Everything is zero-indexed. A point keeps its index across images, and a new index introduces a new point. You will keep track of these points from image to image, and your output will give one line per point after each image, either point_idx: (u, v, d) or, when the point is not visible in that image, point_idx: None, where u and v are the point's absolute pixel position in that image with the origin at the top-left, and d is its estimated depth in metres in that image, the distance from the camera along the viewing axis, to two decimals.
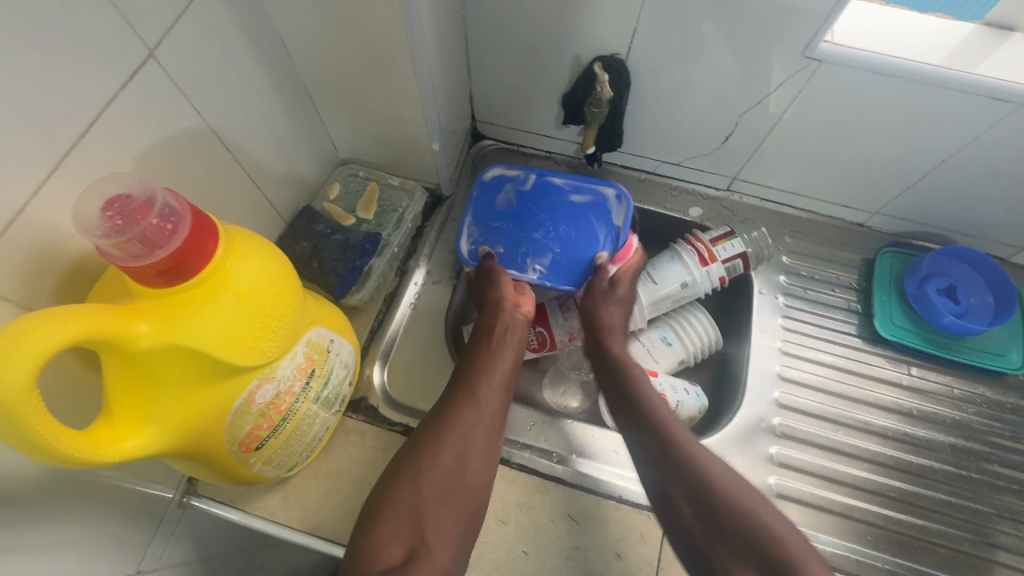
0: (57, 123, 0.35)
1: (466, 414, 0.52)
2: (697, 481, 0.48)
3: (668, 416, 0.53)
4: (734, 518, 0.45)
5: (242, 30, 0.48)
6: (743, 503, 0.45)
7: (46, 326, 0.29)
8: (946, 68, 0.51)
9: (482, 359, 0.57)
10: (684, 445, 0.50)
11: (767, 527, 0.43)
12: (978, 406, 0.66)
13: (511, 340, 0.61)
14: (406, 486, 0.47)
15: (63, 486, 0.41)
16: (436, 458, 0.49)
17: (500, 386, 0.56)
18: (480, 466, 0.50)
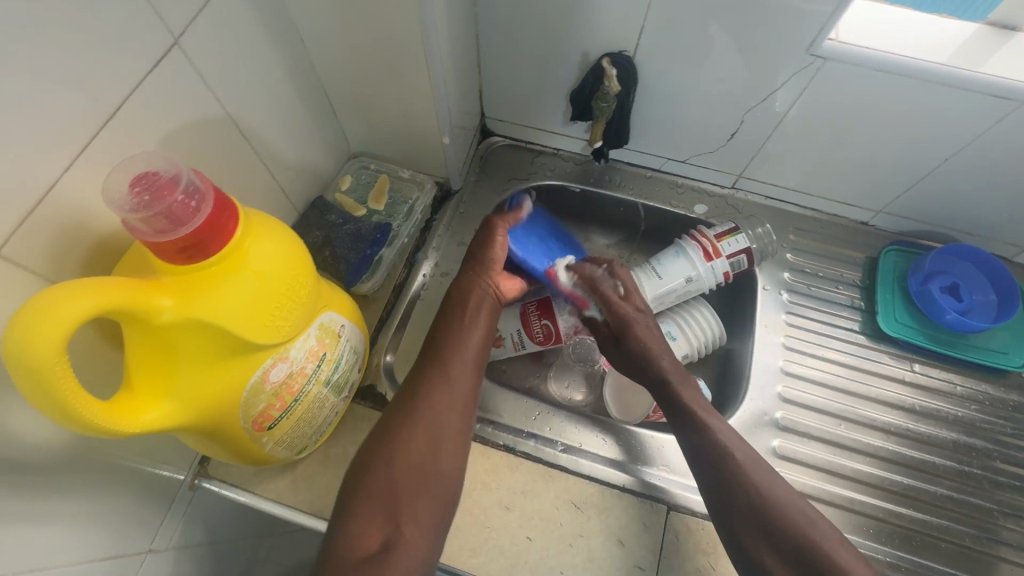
0: (86, 106, 0.36)
1: (436, 394, 0.51)
2: (757, 507, 0.47)
3: (722, 430, 0.52)
4: (799, 545, 0.45)
5: (261, 23, 0.49)
6: (805, 529, 0.45)
7: (75, 295, 0.30)
8: (949, 66, 0.52)
9: (452, 336, 0.55)
10: (738, 467, 0.49)
11: (834, 558, 0.44)
12: (981, 404, 0.66)
13: (482, 312, 0.57)
14: (380, 473, 0.46)
15: (81, 461, 0.42)
16: (410, 444, 0.48)
17: (471, 365, 0.54)
18: (453, 448, 0.49)
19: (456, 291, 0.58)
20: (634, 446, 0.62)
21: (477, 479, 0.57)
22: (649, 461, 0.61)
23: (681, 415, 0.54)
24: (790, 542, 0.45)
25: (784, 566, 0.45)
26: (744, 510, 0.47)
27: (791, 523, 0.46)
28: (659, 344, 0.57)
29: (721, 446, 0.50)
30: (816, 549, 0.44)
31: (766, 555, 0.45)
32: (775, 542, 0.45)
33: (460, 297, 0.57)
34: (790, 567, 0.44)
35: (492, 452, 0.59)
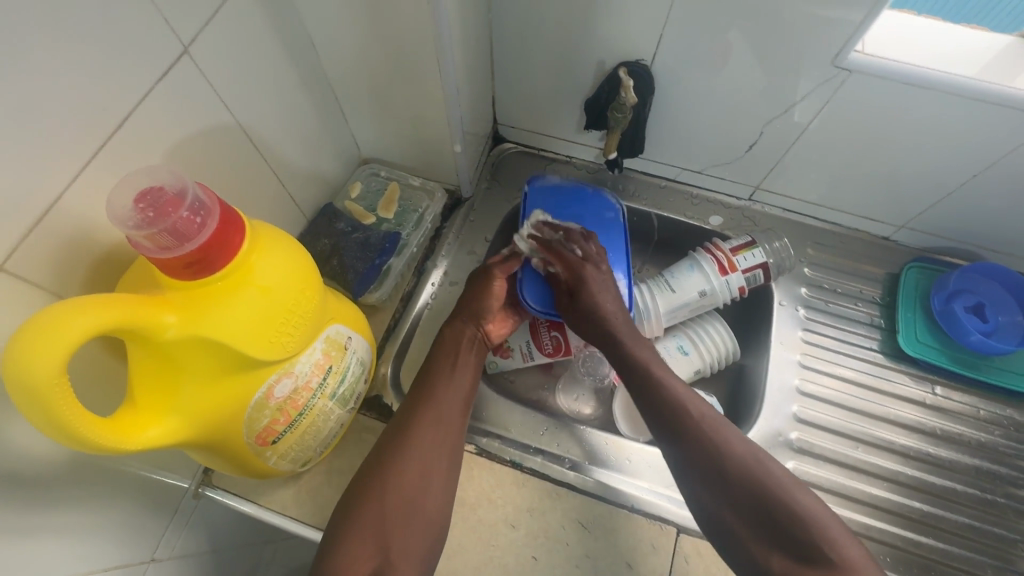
0: (94, 116, 0.36)
1: (425, 428, 0.51)
2: (716, 469, 0.46)
3: (687, 399, 0.51)
4: (759, 504, 0.44)
5: (272, 30, 0.49)
6: (762, 485, 0.45)
7: (78, 313, 0.30)
8: (980, 81, 0.50)
9: (439, 372, 0.55)
10: (697, 432, 0.48)
11: (794, 508, 0.43)
12: (1005, 429, 0.64)
13: (468, 355, 0.58)
14: (372, 506, 0.46)
15: (82, 473, 0.41)
16: (400, 477, 0.48)
17: (461, 401, 0.54)
18: (442, 480, 0.49)
19: (446, 334, 0.59)
20: (643, 465, 0.60)
21: (483, 495, 0.56)
22: (660, 481, 0.59)
23: (645, 392, 0.53)
24: (750, 501, 0.44)
25: (747, 526, 0.44)
26: (704, 472, 0.47)
27: (749, 482, 0.45)
28: (610, 295, 0.57)
29: (681, 412, 0.50)
30: (773, 499, 0.44)
31: (729, 518, 0.45)
32: (735, 501, 0.45)
33: (447, 343, 0.58)
34: (751, 524, 0.44)
35: (498, 468, 0.58)
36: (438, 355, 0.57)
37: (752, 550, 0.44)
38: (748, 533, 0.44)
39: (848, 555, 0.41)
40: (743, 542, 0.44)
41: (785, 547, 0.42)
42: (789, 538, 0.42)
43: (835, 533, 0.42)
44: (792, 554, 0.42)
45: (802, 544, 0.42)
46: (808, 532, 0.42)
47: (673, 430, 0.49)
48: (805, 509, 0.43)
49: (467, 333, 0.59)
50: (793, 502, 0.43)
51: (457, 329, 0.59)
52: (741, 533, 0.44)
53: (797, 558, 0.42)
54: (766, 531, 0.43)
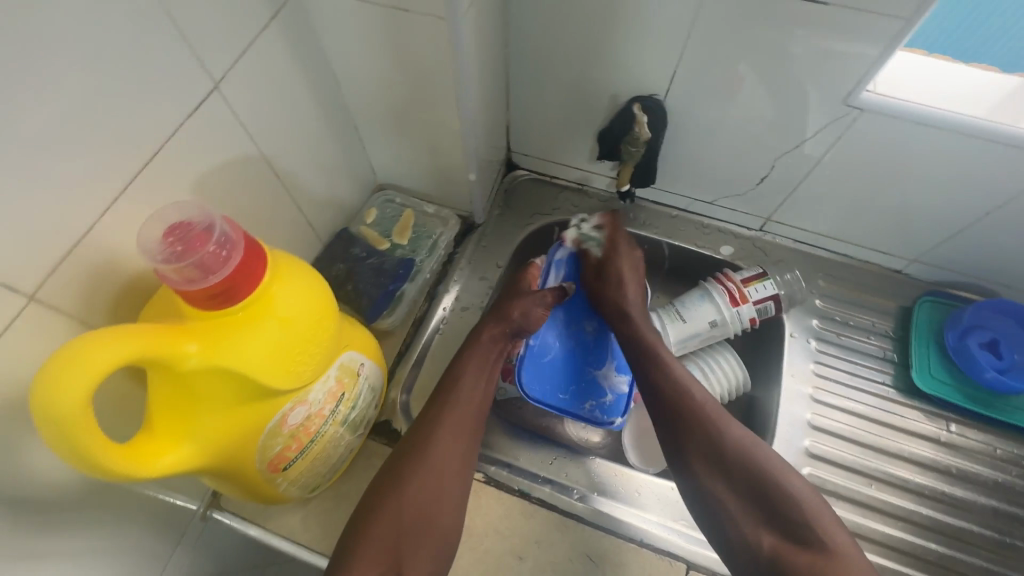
0: (127, 150, 0.37)
1: (445, 443, 0.50)
2: (716, 448, 0.48)
3: (691, 382, 0.53)
4: (755, 483, 0.46)
5: (297, 64, 0.50)
6: (759, 467, 0.46)
7: (108, 343, 0.31)
8: (992, 122, 0.51)
9: (464, 378, 0.55)
10: (698, 413, 0.50)
11: (788, 492, 0.45)
12: (1022, 469, 0.63)
13: (495, 366, 0.58)
14: (387, 521, 0.46)
15: (96, 496, 0.41)
16: (416, 490, 0.48)
17: (476, 411, 0.54)
18: (457, 494, 0.49)
19: (480, 341, 0.58)
20: (653, 498, 0.59)
21: (490, 525, 0.56)
22: (670, 515, 0.58)
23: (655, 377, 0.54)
24: (746, 478, 0.46)
25: (739, 502, 0.45)
26: (704, 450, 0.48)
27: (747, 461, 0.47)
28: (633, 285, 0.63)
29: (684, 395, 0.52)
30: (768, 480, 0.45)
31: (722, 495, 0.46)
32: (731, 480, 0.46)
33: (476, 350, 0.57)
34: (744, 501, 0.45)
35: (506, 497, 0.58)
36: (466, 361, 0.56)
37: (742, 528, 0.45)
38: (738, 507, 0.45)
39: (835, 538, 0.42)
40: (733, 522, 0.45)
41: (776, 526, 0.44)
42: (781, 517, 0.44)
43: (823, 517, 0.43)
44: (781, 534, 0.43)
45: (791, 523, 0.43)
46: (798, 512, 0.44)
47: (673, 418, 0.51)
48: (797, 495, 0.44)
49: (499, 342, 0.58)
50: (787, 485, 0.45)
51: (490, 335, 0.58)
52: (732, 509, 0.45)
53: (785, 537, 0.43)
54: (757, 509, 0.45)
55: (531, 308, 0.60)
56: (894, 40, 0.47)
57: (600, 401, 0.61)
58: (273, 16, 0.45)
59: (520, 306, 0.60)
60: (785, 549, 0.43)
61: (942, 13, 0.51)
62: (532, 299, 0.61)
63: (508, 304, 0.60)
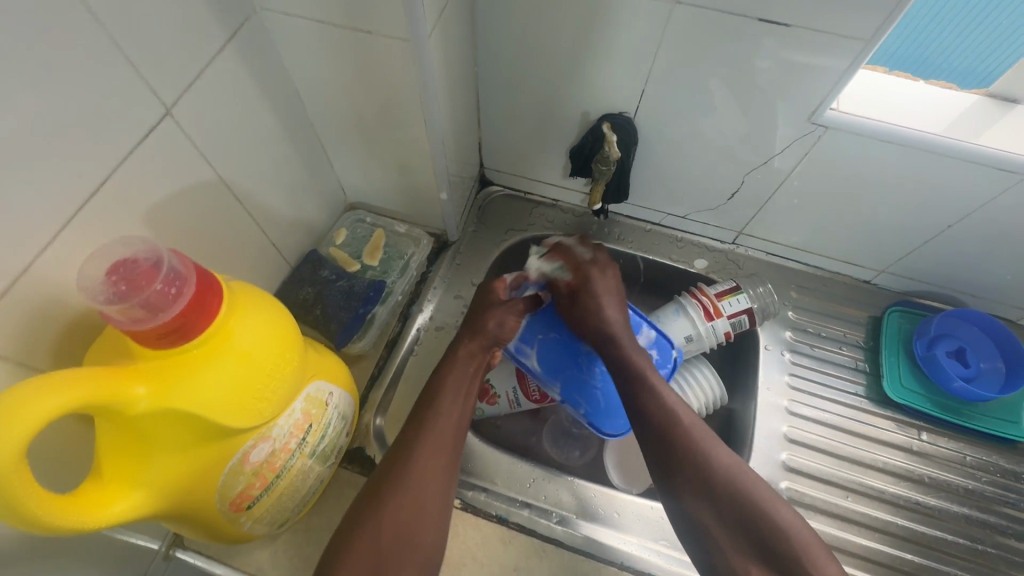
0: (72, 182, 0.35)
1: (425, 457, 0.48)
2: (704, 478, 0.46)
3: (679, 407, 0.50)
4: (742, 512, 0.44)
5: (258, 85, 0.49)
6: (747, 494, 0.45)
7: (45, 392, 0.29)
8: (951, 138, 0.52)
9: (441, 396, 0.52)
10: (685, 439, 0.48)
11: (777, 522, 0.43)
12: (991, 475, 0.64)
13: (475, 380, 0.55)
14: (365, 544, 0.43)
15: (46, 545, 0.39)
16: (395, 512, 0.44)
17: (455, 420, 0.51)
18: (439, 508, 0.46)
19: (456, 357, 0.56)
20: (633, 518, 0.58)
21: (468, 554, 0.55)
22: (650, 536, 0.57)
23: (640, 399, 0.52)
24: (734, 508, 0.44)
25: (726, 531, 0.44)
26: (692, 479, 0.47)
27: (734, 488, 0.45)
28: (614, 303, 0.58)
29: (672, 420, 0.50)
30: (757, 511, 0.44)
31: (711, 524, 0.45)
32: (719, 508, 0.45)
33: (453, 364, 0.55)
34: (733, 532, 0.44)
35: (484, 523, 0.57)
36: (442, 380, 0.54)
37: (730, 559, 0.44)
38: (727, 539, 0.44)
39: (823, 568, 0.41)
40: (719, 550, 0.44)
41: (764, 557, 0.43)
42: (769, 547, 0.43)
43: (812, 546, 0.42)
44: (769, 565, 0.42)
45: (780, 555, 0.42)
46: (787, 542, 0.42)
47: (659, 443, 0.49)
48: (784, 526, 0.43)
49: (475, 357, 0.56)
50: (773, 516, 0.44)
51: (466, 350, 0.56)
52: (720, 538, 0.44)
53: (772, 568, 0.42)
54: (747, 540, 0.44)
55: (505, 317, 0.58)
56: (855, 58, 0.48)
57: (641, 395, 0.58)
58: (230, 37, 0.44)
59: (495, 316, 0.57)
60: None
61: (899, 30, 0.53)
62: (505, 308, 0.58)
63: (482, 316, 0.58)
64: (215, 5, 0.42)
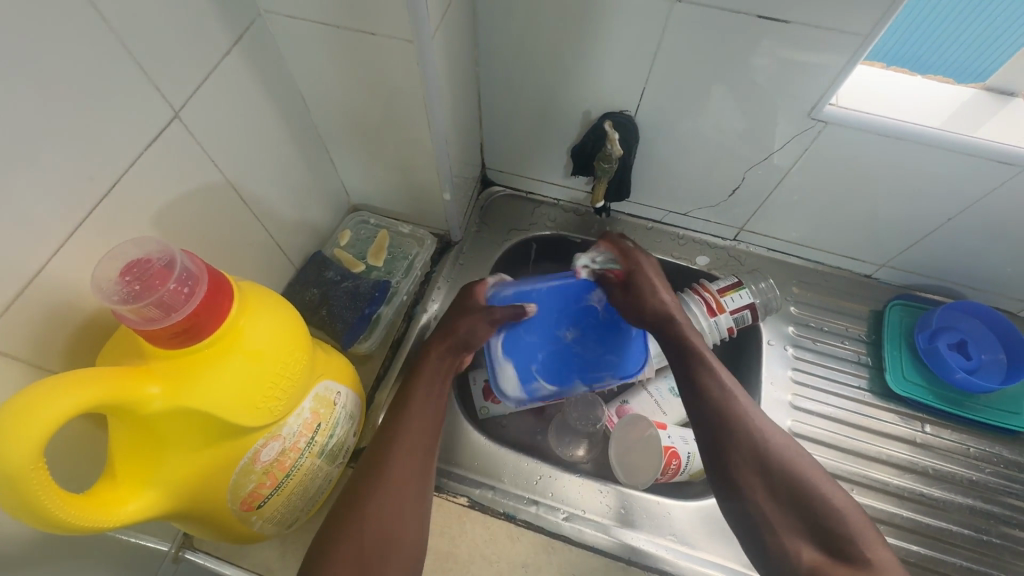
0: (83, 186, 0.36)
1: (401, 457, 0.48)
2: (760, 459, 0.46)
3: (733, 387, 0.51)
4: (795, 491, 0.44)
5: (263, 89, 0.50)
6: (801, 475, 0.45)
7: (61, 391, 0.29)
8: (950, 132, 0.52)
9: (413, 400, 0.52)
10: (740, 420, 0.48)
11: (826, 501, 0.43)
12: (994, 466, 0.64)
13: (447, 383, 0.56)
14: (348, 545, 0.42)
15: (59, 546, 0.39)
16: (375, 513, 0.44)
17: (431, 420, 0.52)
18: (418, 507, 0.46)
19: (427, 361, 0.56)
20: (641, 514, 0.58)
21: (476, 552, 0.55)
22: (657, 531, 0.57)
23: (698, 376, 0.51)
24: (788, 485, 0.44)
25: (779, 510, 0.44)
26: (748, 461, 0.46)
27: (788, 466, 0.45)
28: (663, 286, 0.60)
29: (728, 401, 0.49)
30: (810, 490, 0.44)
31: (763, 504, 0.45)
32: (772, 487, 0.45)
33: (424, 369, 0.55)
34: (784, 511, 0.44)
35: (492, 522, 0.57)
36: (415, 382, 0.54)
37: (783, 540, 0.43)
38: (779, 517, 0.44)
39: (878, 553, 0.40)
40: (770, 528, 0.44)
41: (817, 538, 0.42)
42: (822, 528, 0.42)
43: (866, 531, 0.42)
44: (823, 545, 0.42)
45: (833, 534, 0.42)
46: (841, 522, 0.42)
47: (716, 418, 0.49)
48: (837, 505, 0.43)
49: (448, 358, 0.57)
50: (826, 496, 0.44)
51: (436, 354, 0.57)
52: (773, 518, 0.44)
53: (826, 550, 0.41)
54: (799, 519, 0.43)
55: (476, 324, 0.58)
56: (854, 53, 0.49)
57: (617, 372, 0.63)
58: (236, 41, 0.45)
59: (465, 324, 0.58)
60: (827, 565, 0.41)
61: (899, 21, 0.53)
62: (478, 316, 0.59)
63: (454, 321, 0.59)
64: (221, 9, 0.42)
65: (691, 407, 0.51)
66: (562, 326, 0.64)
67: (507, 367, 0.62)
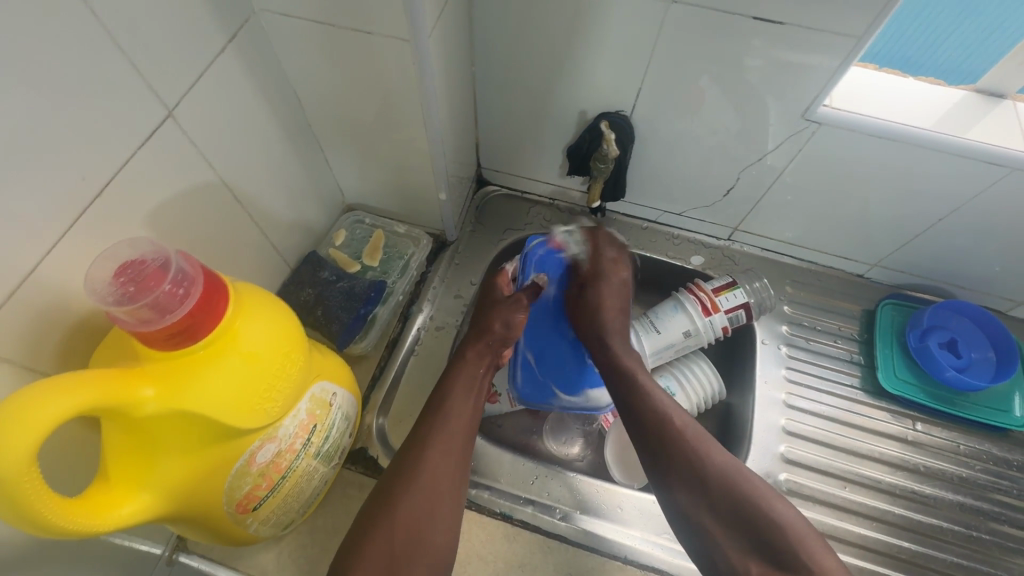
0: (76, 185, 0.35)
1: (437, 456, 0.48)
2: (698, 476, 0.46)
3: (668, 407, 0.51)
4: (737, 507, 0.45)
5: (257, 87, 0.49)
6: (743, 490, 0.45)
7: (53, 396, 0.29)
8: (941, 133, 0.53)
9: (452, 397, 0.52)
10: (677, 437, 0.49)
11: (768, 513, 0.44)
12: (984, 463, 0.65)
13: (484, 379, 0.56)
14: (379, 544, 0.42)
15: (53, 551, 0.39)
16: (407, 513, 0.44)
17: (467, 421, 0.51)
18: (451, 509, 0.46)
19: (465, 358, 0.56)
20: (636, 513, 0.58)
21: (473, 552, 0.55)
22: (653, 529, 0.57)
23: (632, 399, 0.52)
24: (727, 500, 0.45)
25: (721, 525, 0.45)
26: (688, 478, 0.47)
27: (726, 481, 0.46)
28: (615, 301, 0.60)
29: (662, 418, 0.50)
30: (752, 505, 0.44)
31: (706, 520, 0.45)
32: (712, 504, 0.45)
33: (463, 365, 0.55)
34: (727, 526, 0.44)
35: (489, 522, 0.57)
36: (453, 379, 0.54)
37: (728, 554, 0.44)
38: (724, 533, 0.44)
39: (822, 563, 0.41)
40: (717, 545, 0.44)
41: (762, 553, 0.43)
42: (767, 544, 0.43)
43: (806, 536, 0.43)
44: (767, 560, 0.42)
45: (775, 547, 0.42)
46: (782, 534, 0.43)
47: (654, 441, 0.49)
48: (779, 517, 0.44)
49: (485, 356, 0.57)
50: (767, 508, 0.44)
51: (475, 351, 0.56)
52: (716, 535, 0.44)
53: (771, 563, 0.42)
54: (743, 534, 0.44)
55: (511, 316, 0.58)
56: (847, 55, 0.49)
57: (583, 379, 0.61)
58: (230, 39, 0.44)
59: (500, 316, 0.58)
60: None
61: (903, 19, 0.53)
62: (510, 307, 0.59)
63: (489, 317, 0.58)
64: (215, 6, 0.42)
65: (630, 430, 0.52)
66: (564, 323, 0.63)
67: (571, 399, 0.61)
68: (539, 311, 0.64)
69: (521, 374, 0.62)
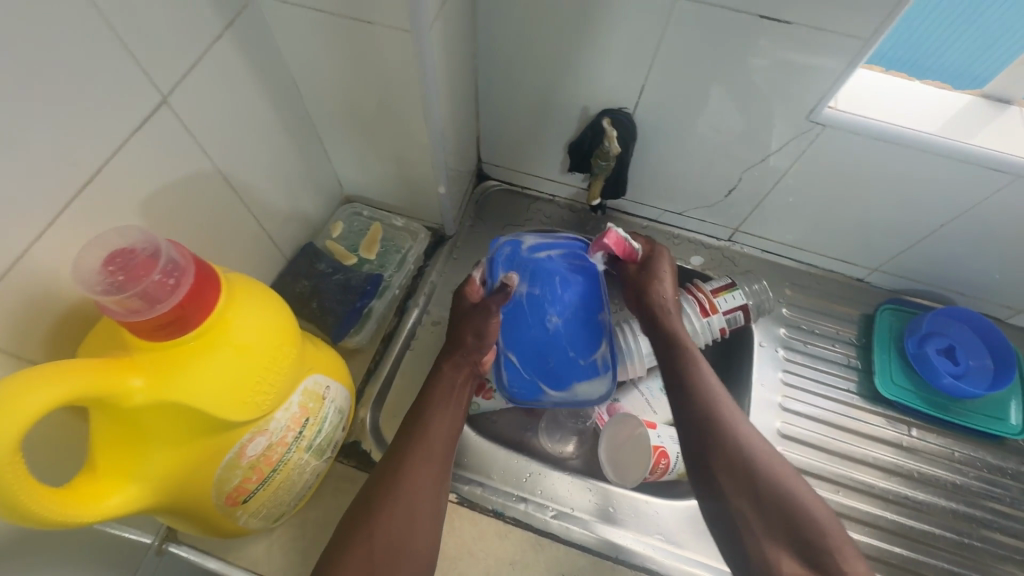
0: (66, 171, 0.35)
1: (417, 468, 0.47)
2: (742, 465, 0.47)
3: (720, 395, 0.51)
4: (778, 501, 0.45)
5: (255, 75, 0.48)
6: (784, 484, 0.45)
7: (40, 384, 0.28)
8: (945, 138, 0.52)
9: (432, 407, 0.52)
10: (724, 428, 0.49)
11: (808, 514, 0.44)
12: (978, 470, 0.65)
13: (463, 390, 0.56)
14: (359, 554, 0.42)
15: (39, 539, 0.38)
16: (387, 526, 0.44)
17: (445, 432, 0.51)
18: (433, 521, 0.46)
19: (442, 372, 0.55)
20: (629, 513, 0.58)
21: (464, 547, 0.55)
22: (645, 530, 0.57)
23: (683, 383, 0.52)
24: (768, 493, 0.45)
25: (758, 516, 0.45)
26: (730, 467, 0.47)
27: (769, 477, 0.46)
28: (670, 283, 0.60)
29: (711, 405, 0.50)
30: (792, 503, 0.44)
31: (744, 510, 0.45)
32: (754, 495, 0.45)
33: (439, 379, 0.55)
34: (764, 518, 0.44)
35: (479, 518, 0.57)
36: (432, 393, 0.53)
37: (762, 546, 0.44)
38: (760, 525, 0.44)
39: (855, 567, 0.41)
40: (751, 533, 0.45)
41: (795, 547, 0.43)
42: (801, 539, 0.43)
43: (842, 543, 0.43)
44: (800, 556, 0.42)
45: (809, 544, 0.43)
46: (820, 535, 0.43)
47: (705, 425, 0.49)
48: (818, 518, 0.44)
49: (462, 368, 0.56)
50: (808, 508, 0.44)
51: (452, 363, 0.56)
52: (751, 524, 0.45)
53: (806, 562, 0.42)
54: (779, 529, 0.44)
55: (482, 324, 0.56)
56: (853, 57, 0.48)
57: (580, 366, 0.61)
58: (228, 25, 0.43)
59: (471, 327, 0.57)
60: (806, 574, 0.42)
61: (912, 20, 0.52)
62: (481, 315, 0.57)
63: (461, 327, 0.57)
64: None
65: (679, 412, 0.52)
66: (546, 312, 0.61)
67: (559, 394, 0.62)
68: (514, 312, 0.61)
69: (507, 374, 0.62)
